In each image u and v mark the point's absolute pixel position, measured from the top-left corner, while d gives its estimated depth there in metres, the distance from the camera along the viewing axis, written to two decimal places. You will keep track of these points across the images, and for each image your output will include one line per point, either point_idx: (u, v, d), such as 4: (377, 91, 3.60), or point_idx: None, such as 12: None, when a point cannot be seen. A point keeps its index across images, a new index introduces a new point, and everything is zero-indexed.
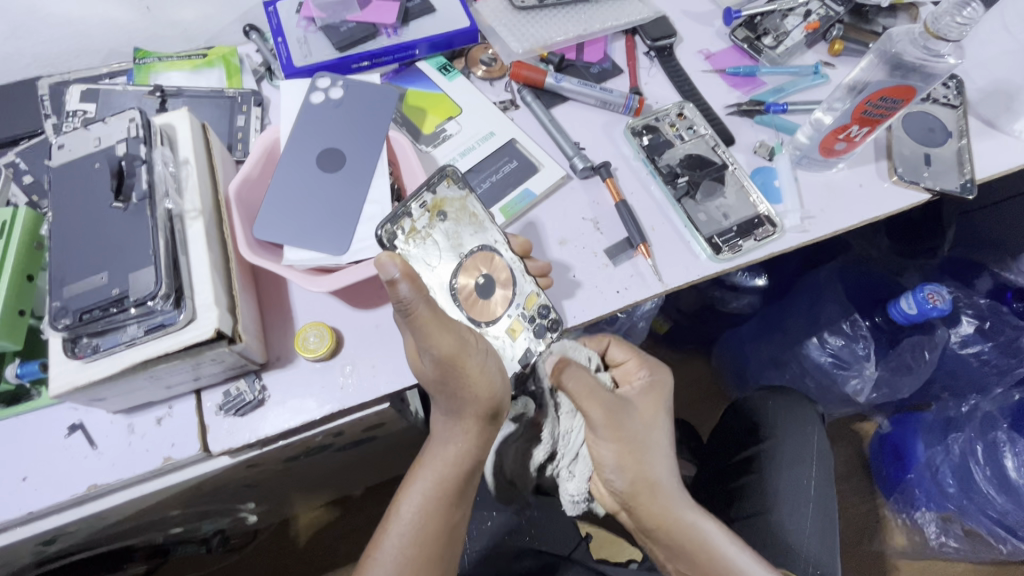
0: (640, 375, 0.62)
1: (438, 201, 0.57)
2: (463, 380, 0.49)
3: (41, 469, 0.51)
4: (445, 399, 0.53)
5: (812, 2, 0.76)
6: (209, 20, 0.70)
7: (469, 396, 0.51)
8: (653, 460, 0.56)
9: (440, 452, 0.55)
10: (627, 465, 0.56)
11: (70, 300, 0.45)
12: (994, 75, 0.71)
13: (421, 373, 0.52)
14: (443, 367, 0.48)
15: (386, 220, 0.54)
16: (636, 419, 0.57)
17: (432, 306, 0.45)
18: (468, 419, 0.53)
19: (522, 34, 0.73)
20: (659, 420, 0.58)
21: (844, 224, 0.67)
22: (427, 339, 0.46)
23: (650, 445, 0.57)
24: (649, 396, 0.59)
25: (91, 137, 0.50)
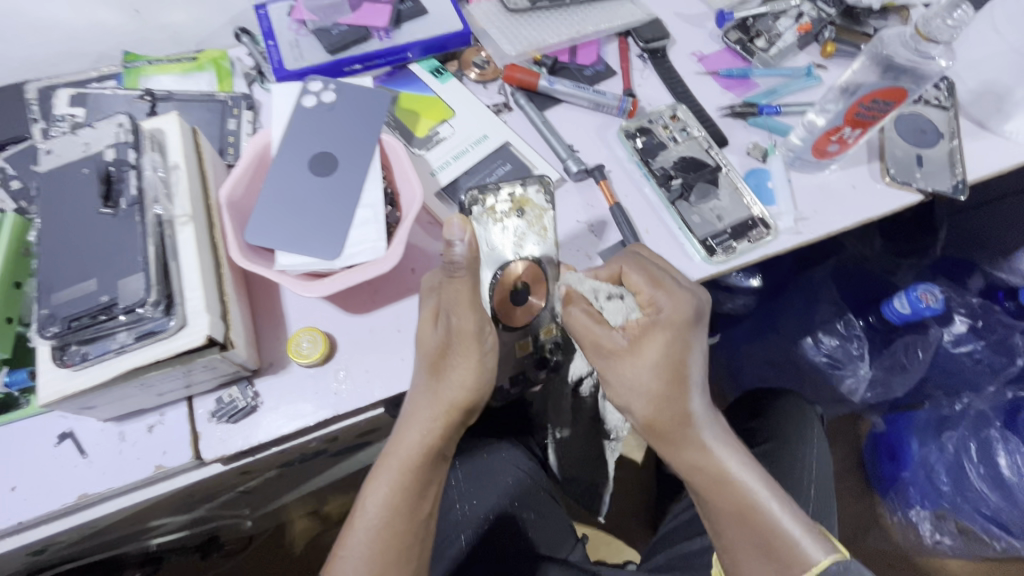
0: (662, 301, 0.52)
1: (524, 198, 0.59)
2: (462, 357, 0.51)
3: (29, 478, 0.50)
4: (427, 379, 0.52)
5: (804, 5, 0.77)
6: (200, 23, 0.70)
7: (457, 374, 0.51)
8: (680, 391, 0.51)
9: (404, 435, 0.52)
10: (642, 398, 0.51)
11: (58, 308, 0.45)
12: (984, 76, 0.72)
13: (421, 343, 0.52)
14: (453, 340, 0.50)
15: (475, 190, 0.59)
16: (638, 357, 0.51)
17: (473, 279, 0.48)
18: (443, 406, 0.52)
19: (515, 37, 0.73)
20: (678, 354, 0.51)
21: (838, 226, 0.67)
22: (453, 310, 0.49)
23: (677, 376, 0.51)
24: (667, 327, 0.51)
25: (79, 142, 0.49)
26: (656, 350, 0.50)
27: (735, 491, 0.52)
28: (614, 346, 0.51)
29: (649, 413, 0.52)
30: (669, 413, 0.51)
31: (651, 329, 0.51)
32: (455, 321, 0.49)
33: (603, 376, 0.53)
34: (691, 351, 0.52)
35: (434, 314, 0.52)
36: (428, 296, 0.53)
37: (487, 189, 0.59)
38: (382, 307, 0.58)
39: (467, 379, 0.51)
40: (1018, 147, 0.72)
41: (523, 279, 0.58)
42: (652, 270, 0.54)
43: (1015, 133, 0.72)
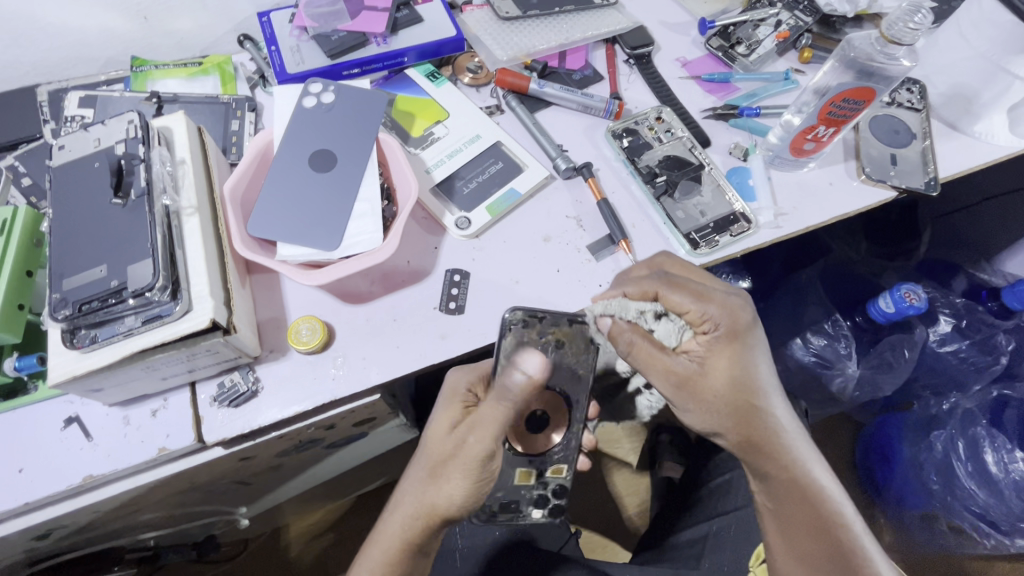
0: (712, 316, 0.54)
1: (564, 333, 0.55)
2: (456, 476, 0.50)
3: (37, 460, 0.52)
4: (420, 478, 0.52)
5: (782, 13, 0.81)
6: (205, 29, 0.73)
7: (447, 488, 0.50)
8: (754, 403, 0.55)
9: (391, 522, 0.54)
10: (723, 418, 0.55)
11: (69, 293, 0.47)
12: (953, 80, 0.76)
13: (428, 436, 0.54)
14: (457, 459, 0.50)
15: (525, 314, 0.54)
16: (711, 378, 0.54)
17: (505, 413, 0.49)
18: (426, 508, 0.52)
19: (506, 43, 0.77)
20: (746, 371, 0.55)
21: (816, 221, 0.70)
22: (470, 429, 0.49)
23: (748, 392, 0.55)
24: (729, 341, 0.54)
25: (91, 138, 0.52)
26: (724, 368, 0.54)
27: (823, 496, 0.57)
28: (690, 373, 0.54)
29: (721, 422, 0.55)
30: (750, 425, 0.55)
31: (713, 350, 0.54)
32: (471, 440, 0.49)
33: (678, 404, 0.55)
34: (751, 360, 0.55)
35: (451, 421, 0.52)
36: (451, 405, 0.53)
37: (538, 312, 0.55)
38: (379, 297, 0.61)
39: (453, 497, 0.50)
40: (988, 146, 0.76)
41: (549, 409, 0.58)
42: (698, 286, 0.55)
43: (985, 134, 0.76)
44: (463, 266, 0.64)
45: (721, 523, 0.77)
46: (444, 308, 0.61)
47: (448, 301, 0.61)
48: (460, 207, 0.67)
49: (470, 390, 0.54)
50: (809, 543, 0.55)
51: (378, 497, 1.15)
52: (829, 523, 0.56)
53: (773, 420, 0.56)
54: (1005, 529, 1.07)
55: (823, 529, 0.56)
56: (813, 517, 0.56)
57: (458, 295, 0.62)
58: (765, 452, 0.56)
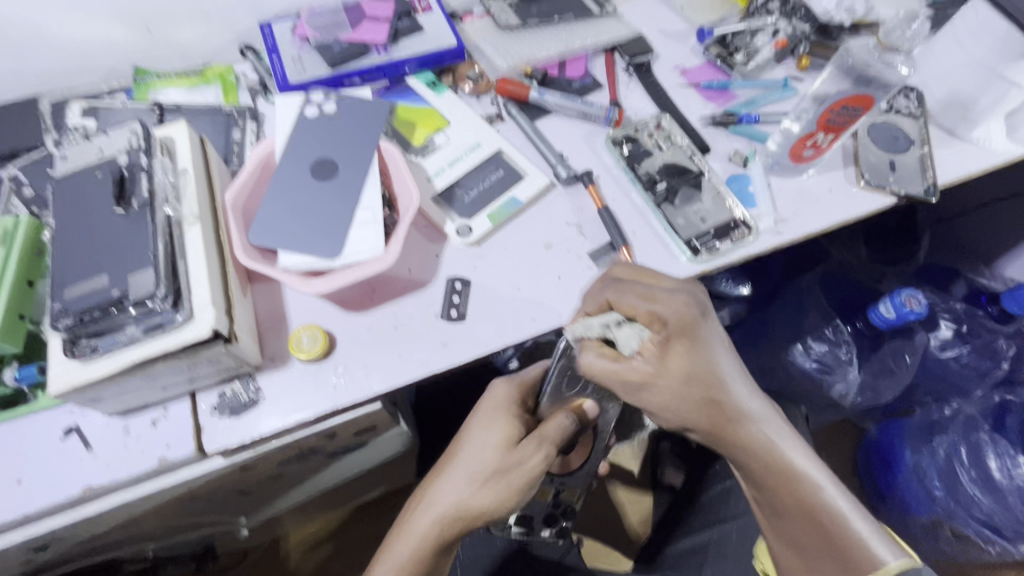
0: (660, 316, 0.53)
1: None
2: (514, 486, 0.55)
3: (36, 471, 0.51)
4: (468, 482, 0.55)
5: (780, 21, 0.81)
6: (207, 40, 0.73)
7: (502, 495, 0.55)
8: (714, 396, 0.54)
9: (421, 523, 0.55)
10: (688, 412, 0.55)
11: (70, 302, 0.47)
12: (950, 86, 0.76)
13: (484, 442, 0.57)
14: (519, 472, 0.55)
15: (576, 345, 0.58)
16: (663, 379, 0.53)
17: (563, 438, 0.58)
18: (467, 512, 0.55)
19: (507, 52, 0.77)
20: (704, 360, 0.54)
21: (816, 227, 0.70)
22: (541, 436, 0.56)
23: (708, 386, 0.54)
24: (680, 336, 0.53)
25: (93, 148, 0.52)
26: (678, 364, 0.53)
27: (803, 482, 0.53)
28: (640, 377, 0.53)
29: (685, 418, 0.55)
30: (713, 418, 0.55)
31: (658, 352, 0.53)
32: (536, 455, 0.55)
33: (647, 405, 0.56)
34: (703, 355, 0.54)
35: (510, 428, 0.57)
36: (504, 418, 0.58)
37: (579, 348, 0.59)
38: (380, 305, 0.61)
39: (507, 502, 0.55)
40: (985, 152, 0.76)
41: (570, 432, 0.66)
42: (638, 288, 0.54)
43: (982, 139, 0.77)
44: (464, 274, 0.64)
45: (721, 531, 0.76)
46: (446, 316, 0.61)
47: (450, 308, 0.61)
48: (461, 215, 0.67)
49: (518, 405, 0.60)
50: (803, 536, 0.53)
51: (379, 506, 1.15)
52: (812, 506, 0.52)
53: (737, 408, 0.55)
54: (1010, 536, 1.06)
55: (808, 515, 0.52)
56: (797, 506, 0.53)
57: (459, 302, 0.62)
58: (731, 439, 0.55)
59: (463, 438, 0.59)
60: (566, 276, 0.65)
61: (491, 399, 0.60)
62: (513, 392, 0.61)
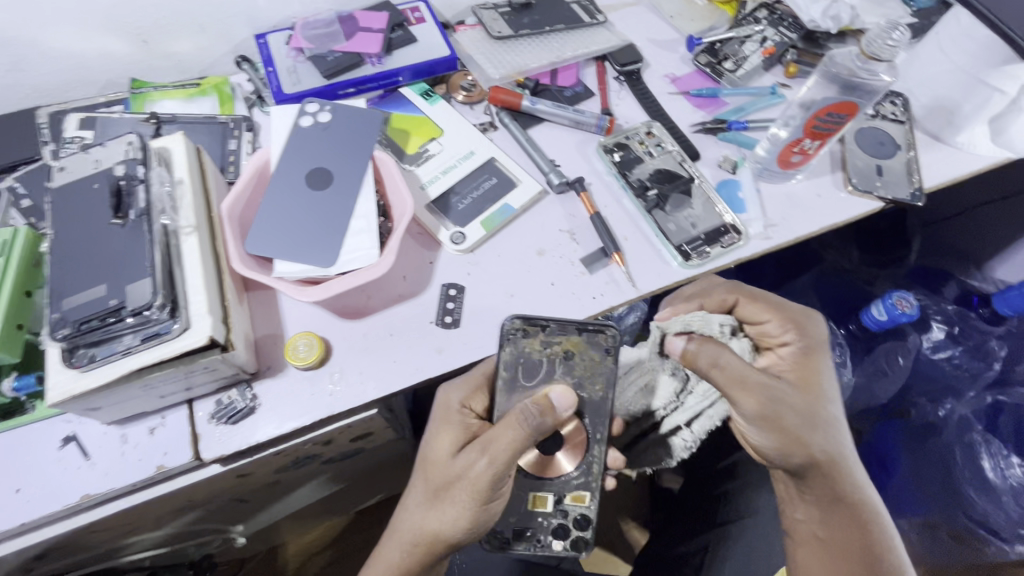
0: (790, 331, 0.61)
1: (571, 342, 0.57)
2: (461, 501, 0.49)
3: (34, 480, 0.52)
4: (422, 501, 0.52)
5: (767, 30, 0.84)
6: (204, 52, 0.74)
7: (452, 515, 0.50)
8: (821, 410, 0.58)
9: (390, 548, 0.53)
10: (794, 421, 0.56)
11: (69, 312, 0.48)
12: (934, 93, 0.78)
13: (434, 448, 0.53)
14: (462, 484, 0.49)
15: (524, 318, 0.56)
16: (800, 393, 0.57)
17: (514, 438, 0.48)
18: (426, 529, 0.51)
19: (499, 62, 0.79)
20: (819, 378, 0.59)
21: (805, 232, 0.71)
22: (486, 442, 0.49)
23: (812, 397, 0.58)
24: (812, 352, 0.60)
25: (91, 159, 0.53)
26: (806, 370, 0.59)
27: (862, 501, 0.59)
28: (769, 383, 0.56)
29: (790, 441, 0.57)
30: (822, 449, 0.57)
31: (798, 363, 0.59)
32: (477, 459, 0.49)
33: (752, 413, 0.57)
34: (824, 377, 0.60)
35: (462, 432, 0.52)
36: (449, 424, 0.53)
37: (539, 320, 0.56)
38: (375, 313, 0.62)
39: (456, 521, 0.50)
40: (969, 157, 0.78)
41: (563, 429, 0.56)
42: (775, 301, 0.62)
43: (967, 144, 0.78)
44: (458, 280, 0.64)
45: (717, 536, 0.77)
46: (440, 322, 0.62)
47: (444, 315, 0.62)
48: (456, 222, 0.68)
49: (465, 409, 0.54)
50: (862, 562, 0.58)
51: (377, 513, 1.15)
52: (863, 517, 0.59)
53: (834, 441, 0.58)
54: (1007, 537, 1.03)
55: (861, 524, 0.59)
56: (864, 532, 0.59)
57: (453, 309, 0.63)
58: (825, 471, 0.58)
59: (419, 450, 0.55)
60: (559, 282, 0.65)
61: (439, 405, 0.55)
62: (459, 393, 0.55)
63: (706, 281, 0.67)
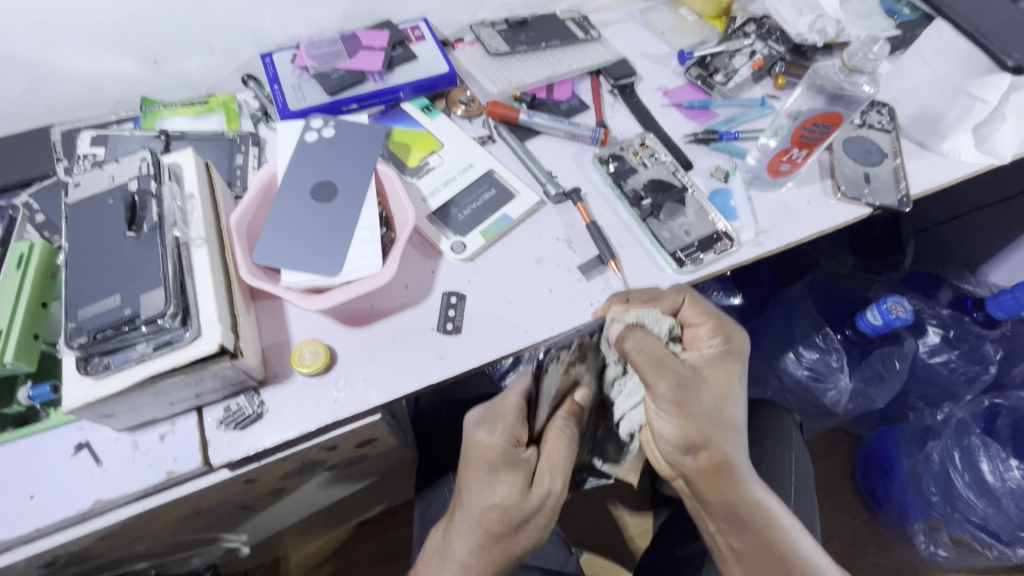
0: (709, 339, 0.61)
1: (586, 345, 0.56)
2: (542, 524, 0.57)
3: (47, 487, 0.53)
4: (496, 538, 0.55)
5: (756, 44, 0.87)
6: (211, 71, 0.77)
7: (532, 534, 0.57)
8: (725, 420, 0.58)
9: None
10: (695, 427, 0.56)
11: (84, 321, 0.50)
12: (919, 102, 0.80)
13: (500, 491, 0.55)
14: (541, 510, 0.56)
15: (555, 345, 0.52)
16: (710, 393, 0.58)
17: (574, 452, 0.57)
18: (505, 558, 0.56)
19: (497, 77, 0.82)
20: (732, 388, 0.59)
21: (796, 238, 0.73)
22: (559, 465, 0.56)
23: (722, 407, 0.58)
24: (730, 359, 0.60)
25: (105, 175, 0.55)
26: (718, 379, 0.59)
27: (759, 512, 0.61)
28: (687, 376, 0.55)
29: (694, 437, 0.56)
30: (721, 451, 0.58)
31: (717, 366, 0.59)
32: (555, 486, 0.55)
33: (668, 412, 0.56)
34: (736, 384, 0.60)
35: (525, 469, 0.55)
36: (507, 469, 0.55)
37: (564, 342, 0.53)
38: (379, 321, 0.63)
39: (535, 540, 0.57)
40: (955, 164, 0.80)
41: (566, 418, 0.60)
42: (709, 307, 0.62)
43: (953, 151, 0.80)
44: (459, 288, 0.66)
45: None
46: (442, 329, 0.63)
47: (446, 322, 0.64)
48: (456, 231, 0.70)
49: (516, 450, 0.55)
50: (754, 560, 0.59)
51: (381, 521, 1.16)
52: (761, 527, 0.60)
53: (732, 445, 0.59)
54: (1006, 539, 1.07)
55: (757, 532, 0.60)
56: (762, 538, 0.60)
57: (455, 316, 0.64)
58: (723, 476, 0.59)
59: (468, 496, 0.56)
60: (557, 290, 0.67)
61: (487, 454, 0.55)
62: (501, 435, 0.55)
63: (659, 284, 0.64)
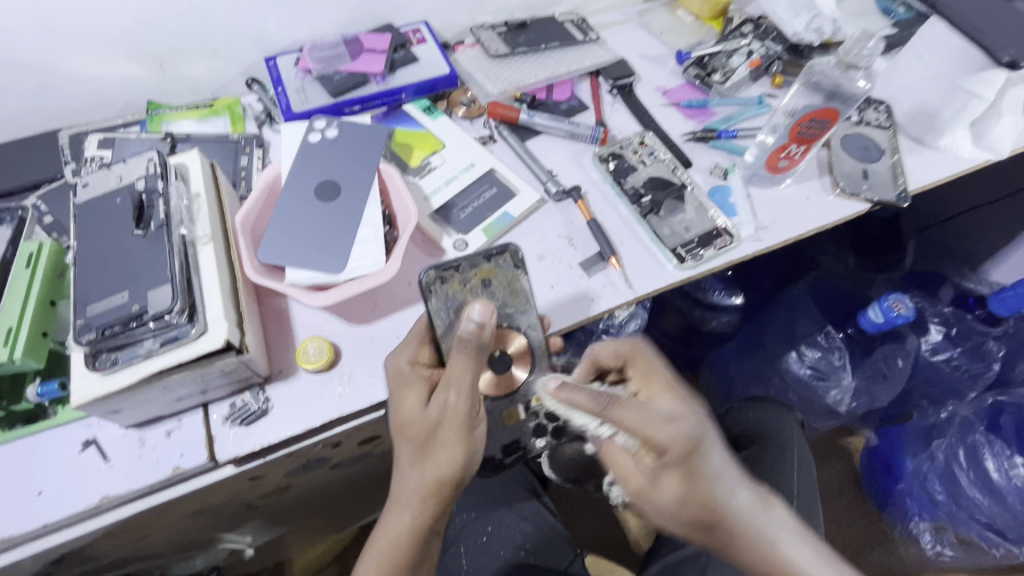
0: (659, 432, 0.49)
1: (488, 269, 0.62)
2: (452, 440, 0.50)
3: (56, 483, 0.54)
4: (413, 460, 0.51)
5: (754, 43, 0.88)
6: (216, 74, 0.78)
7: (445, 455, 0.50)
8: (707, 509, 0.51)
9: (398, 517, 0.51)
10: (673, 519, 0.52)
11: (93, 318, 0.50)
12: (915, 99, 0.81)
13: (399, 409, 0.53)
14: (445, 420, 0.50)
15: (435, 266, 0.60)
16: (666, 503, 0.51)
17: (467, 357, 0.50)
18: (428, 484, 0.50)
19: (498, 78, 0.83)
20: (700, 477, 0.51)
21: (795, 233, 0.74)
22: (446, 377, 0.50)
23: (703, 509, 0.51)
24: (678, 467, 0.51)
25: (113, 175, 0.56)
26: (671, 489, 0.51)
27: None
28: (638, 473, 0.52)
29: (683, 522, 0.52)
30: (710, 526, 0.52)
31: (663, 477, 0.51)
32: (449, 397, 0.50)
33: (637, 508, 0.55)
34: (709, 462, 0.52)
35: (423, 391, 0.53)
36: (410, 383, 0.53)
37: (449, 265, 0.61)
38: (383, 317, 0.64)
39: (453, 460, 0.50)
40: (951, 160, 0.81)
41: (501, 344, 0.60)
42: (642, 407, 0.50)
43: (949, 148, 0.81)
44: None
45: None
46: None
47: None
48: (459, 230, 0.70)
49: (416, 365, 0.55)
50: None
51: None
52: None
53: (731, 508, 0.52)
54: (1013, 537, 1.06)
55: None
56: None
57: None
58: (734, 541, 0.52)
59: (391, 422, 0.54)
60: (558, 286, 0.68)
61: (391, 373, 0.55)
62: (404, 355, 0.56)
63: (632, 345, 0.59)
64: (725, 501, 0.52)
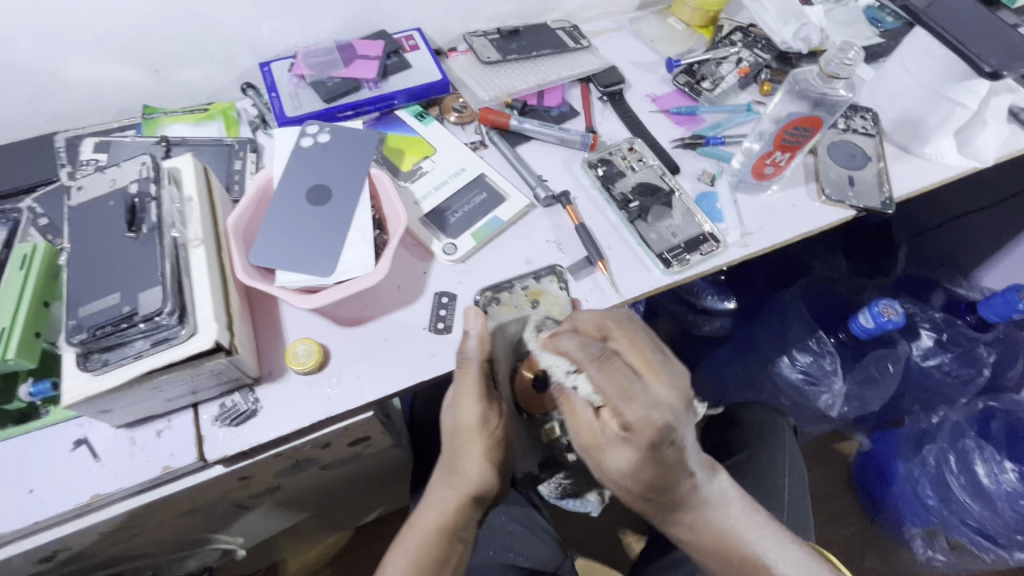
0: (658, 390, 0.51)
1: (537, 289, 0.69)
2: (474, 453, 0.59)
3: (46, 481, 0.55)
4: (444, 465, 0.62)
5: (742, 52, 0.89)
6: (212, 79, 0.79)
7: (469, 463, 0.60)
8: (671, 462, 0.53)
9: (426, 517, 0.61)
10: (640, 472, 0.53)
11: (84, 319, 0.51)
12: (901, 107, 0.82)
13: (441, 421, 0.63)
14: (460, 430, 0.59)
15: (489, 289, 0.68)
16: (646, 456, 0.52)
17: (480, 372, 0.58)
18: (459, 489, 0.61)
19: (488, 84, 0.84)
20: (683, 439, 0.52)
21: (781, 239, 0.75)
22: (459, 397, 0.59)
23: (670, 461, 0.52)
24: (667, 429, 0.50)
25: (107, 179, 0.57)
26: (666, 447, 0.51)
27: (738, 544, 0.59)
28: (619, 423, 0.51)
29: (646, 475, 0.53)
30: (663, 477, 0.53)
31: (657, 418, 0.49)
32: (468, 414, 0.58)
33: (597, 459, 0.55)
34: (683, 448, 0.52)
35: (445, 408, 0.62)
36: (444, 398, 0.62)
37: (502, 287, 0.68)
38: (372, 319, 0.65)
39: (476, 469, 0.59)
40: (937, 168, 0.82)
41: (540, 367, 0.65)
42: (646, 353, 0.53)
43: (935, 155, 0.82)
44: (450, 289, 0.68)
45: None
46: (433, 328, 0.65)
47: (437, 321, 0.65)
48: (448, 234, 0.71)
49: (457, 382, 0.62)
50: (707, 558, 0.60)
51: (376, 527, 1.17)
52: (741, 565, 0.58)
53: (685, 467, 0.54)
54: (1004, 543, 1.06)
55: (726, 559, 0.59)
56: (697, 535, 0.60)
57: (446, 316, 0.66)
58: (671, 495, 0.56)
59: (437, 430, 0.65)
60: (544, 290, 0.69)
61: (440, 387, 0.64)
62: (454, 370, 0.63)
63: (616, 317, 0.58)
64: (687, 474, 0.55)
